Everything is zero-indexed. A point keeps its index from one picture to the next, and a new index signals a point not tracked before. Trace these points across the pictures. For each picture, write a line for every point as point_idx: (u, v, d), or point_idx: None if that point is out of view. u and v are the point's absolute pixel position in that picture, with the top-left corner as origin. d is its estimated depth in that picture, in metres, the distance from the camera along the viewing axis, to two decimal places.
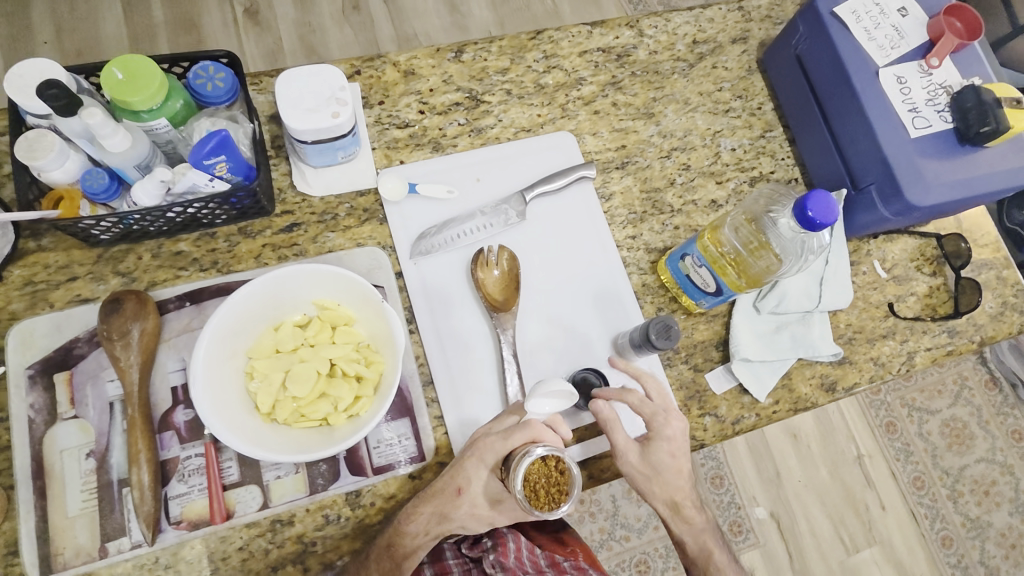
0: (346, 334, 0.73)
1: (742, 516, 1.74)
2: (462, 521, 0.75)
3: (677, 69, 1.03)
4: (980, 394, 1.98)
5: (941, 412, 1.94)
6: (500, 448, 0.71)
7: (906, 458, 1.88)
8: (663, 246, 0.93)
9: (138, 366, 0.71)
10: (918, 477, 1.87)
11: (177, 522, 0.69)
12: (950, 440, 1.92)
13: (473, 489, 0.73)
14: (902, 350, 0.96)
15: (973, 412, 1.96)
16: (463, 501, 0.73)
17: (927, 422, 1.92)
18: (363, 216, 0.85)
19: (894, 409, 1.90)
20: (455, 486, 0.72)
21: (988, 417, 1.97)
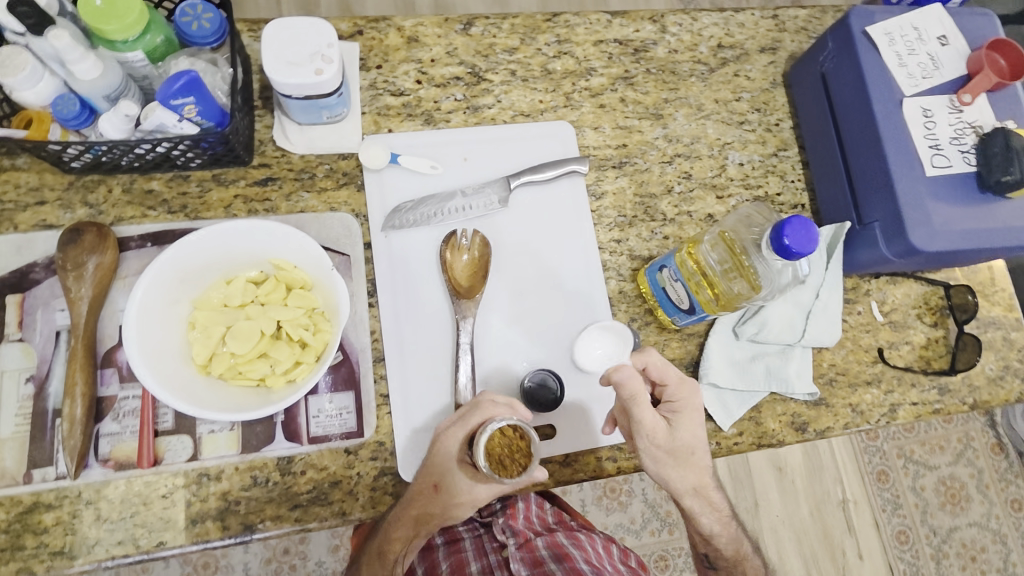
0: (299, 297, 0.71)
1: None
2: (451, 517, 0.71)
3: (696, 72, 0.98)
4: (984, 456, 1.90)
5: (938, 469, 1.87)
6: (458, 436, 0.70)
7: (892, 510, 1.81)
8: (648, 254, 0.89)
9: (87, 299, 0.70)
10: (902, 531, 1.80)
11: (105, 460, 0.69)
12: (944, 498, 1.85)
13: (449, 487, 0.69)
14: (885, 400, 0.90)
15: (973, 474, 1.89)
16: (444, 500, 0.69)
17: (924, 477, 1.85)
18: (341, 180, 0.83)
19: (889, 457, 1.84)
20: (431, 484, 0.69)
21: (988, 481, 1.89)
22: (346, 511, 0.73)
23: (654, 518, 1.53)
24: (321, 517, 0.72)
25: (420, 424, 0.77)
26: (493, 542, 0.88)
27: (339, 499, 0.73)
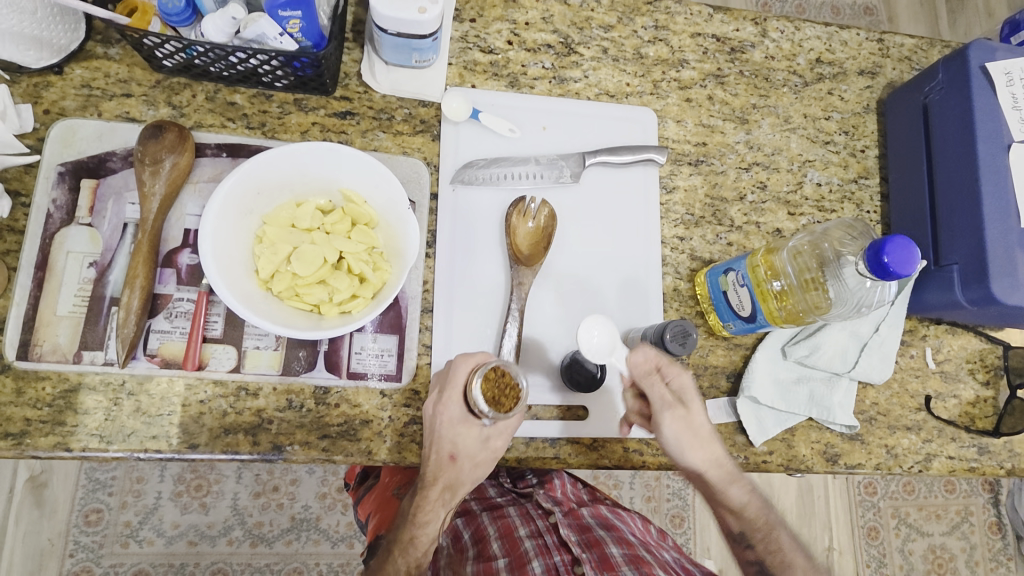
0: (362, 234, 0.71)
1: None
2: (476, 477, 0.73)
3: (789, 83, 0.95)
4: (980, 533, 1.85)
5: (931, 536, 1.82)
6: (450, 407, 0.70)
7: (876, 568, 1.78)
8: (709, 257, 0.87)
9: (160, 197, 0.71)
10: None
11: (151, 355, 0.69)
12: (930, 567, 1.81)
13: (462, 449, 0.71)
14: (921, 449, 0.88)
15: (965, 549, 1.84)
16: (463, 462, 0.72)
17: (914, 542, 1.81)
18: (419, 127, 0.82)
19: (882, 515, 1.80)
20: (446, 454, 0.71)
21: (978, 559, 1.85)
22: (373, 451, 0.73)
23: None
24: (347, 451, 0.72)
25: None
26: (539, 508, 0.86)
27: (368, 438, 0.73)
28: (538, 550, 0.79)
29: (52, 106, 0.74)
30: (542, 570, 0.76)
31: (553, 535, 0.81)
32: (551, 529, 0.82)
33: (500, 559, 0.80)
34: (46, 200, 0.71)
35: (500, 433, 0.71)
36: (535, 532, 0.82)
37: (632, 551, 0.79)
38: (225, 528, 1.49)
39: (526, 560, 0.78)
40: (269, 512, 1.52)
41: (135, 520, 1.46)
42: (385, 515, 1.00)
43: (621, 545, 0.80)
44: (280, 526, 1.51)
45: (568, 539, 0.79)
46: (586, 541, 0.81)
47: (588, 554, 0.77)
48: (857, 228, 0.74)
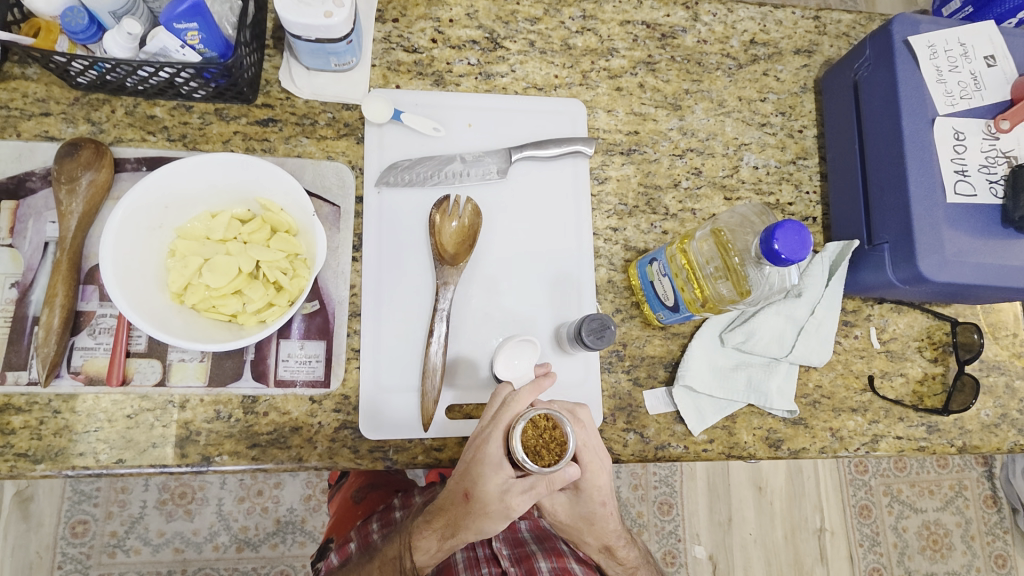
0: (282, 241, 0.70)
1: (679, 549, 1.68)
2: (484, 526, 0.70)
3: (723, 66, 0.94)
4: (974, 507, 1.85)
5: (925, 512, 1.82)
6: (493, 455, 0.68)
7: (870, 546, 1.78)
8: (644, 247, 0.86)
9: (78, 214, 0.71)
10: (876, 569, 1.77)
11: (76, 373, 0.70)
12: (925, 543, 1.81)
13: (480, 493, 0.69)
14: (868, 430, 0.89)
15: (960, 523, 1.84)
16: (476, 507, 0.69)
17: (907, 518, 1.81)
18: (343, 130, 0.82)
19: (875, 493, 1.80)
20: (462, 490, 0.70)
21: (975, 532, 1.84)
22: (303, 457, 0.74)
23: None
24: (278, 459, 0.73)
25: (388, 386, 0.76)
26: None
27: (298, 445, 0.74)
28: (468, 563, 0.85)
29: None
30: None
31: (485, 548, 0.87)
32: (485, 542, 0.88)
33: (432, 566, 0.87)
34: None
35: (518, 493, 0.68)
36: (469, 545, 0.87)
37: (560, 563, 0.83)
38: (211, 534, 1.51)
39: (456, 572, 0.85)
40: (255, 516, 1.53)
41: (121, 530, 1.48)
42: (341, 521, 1.02)
43: (551, 558, 0.83)
44: (266, 529, 1.53)
45: (497, 552, 0.84)
46: (517, 556, 0.84)
47: (515, 569, 0.82)
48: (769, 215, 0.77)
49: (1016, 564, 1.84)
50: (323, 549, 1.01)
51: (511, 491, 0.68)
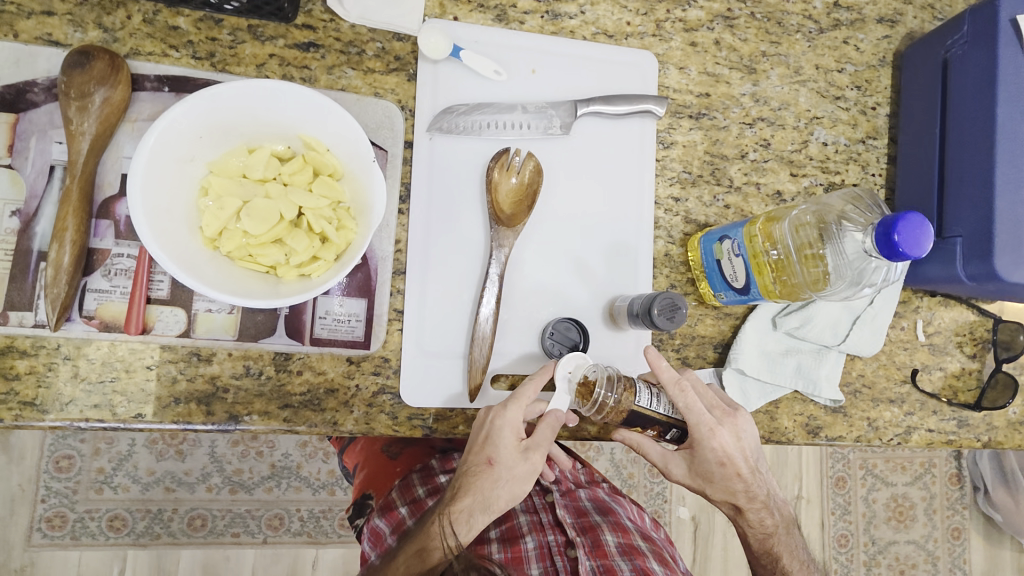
0: (325, 186, 0.63)
1: (664, 510, 1.53)
2: (511, 491, 0.68)
3: (803, 29, 0.86)
4: (939, 484, 1.80)
5: (896, 486, 1.77)
6: (507, 417, 0.67)
7: (840, 514, 1.74)
8: (705, 221, 0.81)
9: (90, 136, 0.62)
10: (843, 535, 1.75)
11: (89, 317, 0.63)
12: (891, 514, 1.77)
13: (503, 455, 0.67)
14: (902, 421, 0.87)
15: (925, 497, 1.80)
16: (501, 472, 0.67)
17: (879, 491, 1.77)
18: (392, 64, 0.73)
19: (851, 466, 1.74)
20: (485, 458, 0.67)
21: (937, 506, 1.80)
22: (338, 421, 0.69)
23: (617, 476, 1.51)
24: (311, 422, 0.68)
25: (433, 351, 0.72)
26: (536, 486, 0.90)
27: (333, 408, 0.69)
28: (532, 526, 0.84)
29: None
30: (534, 546, 0.81)
31: (549, 514, 0.85)
32: (547, 507, 0.87)
33: (495, 530, 0.86)
34: None
35: (537, 445, 0.68)
36: (532, 509, 0.86)
37: (627, 539, 0.82)
38: (203, 475, 1.39)
39: (520, 535, 0.83)
40: (249, 460, 1.41)
41: (108, 467, 1.34)
42: (374, 479, 0.99)
43: (616, 532, 0.82)
44: (260, 473, 1.41)
45: (563, 520, 0.83)
46: (581, 525, 0.83)
47: (582, 538, 0.80)
48: (863, 200, 0.70)
49: (969, 537, 1.84)
50: (362, 504, 1.00)
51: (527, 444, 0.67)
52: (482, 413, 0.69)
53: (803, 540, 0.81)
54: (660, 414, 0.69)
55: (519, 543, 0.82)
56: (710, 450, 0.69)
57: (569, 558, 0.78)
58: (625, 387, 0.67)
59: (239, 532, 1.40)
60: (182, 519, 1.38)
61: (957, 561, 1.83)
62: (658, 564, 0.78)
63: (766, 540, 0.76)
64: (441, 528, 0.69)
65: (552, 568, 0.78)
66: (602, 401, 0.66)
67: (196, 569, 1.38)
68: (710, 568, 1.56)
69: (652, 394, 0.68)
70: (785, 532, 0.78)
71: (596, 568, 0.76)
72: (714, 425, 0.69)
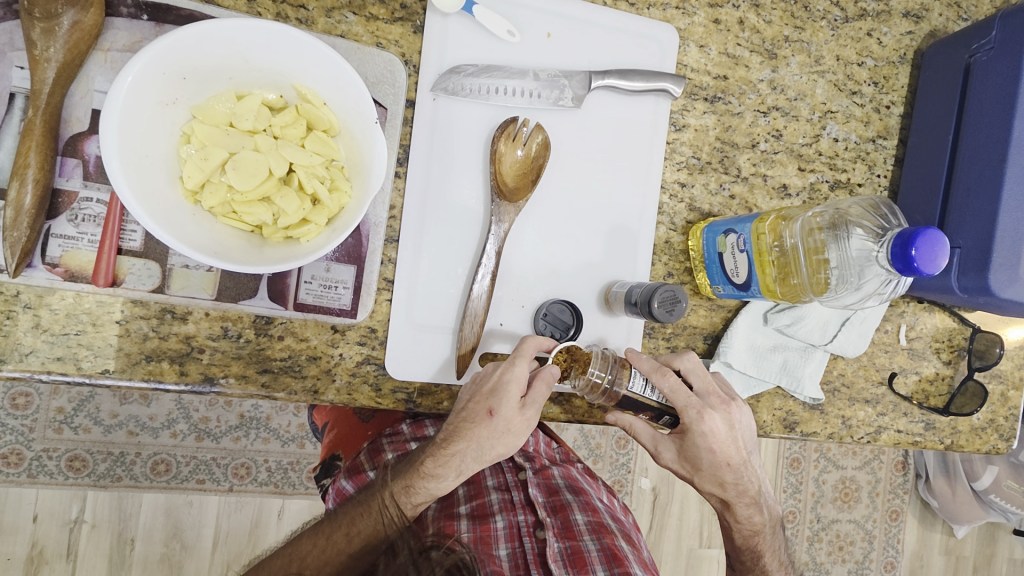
0: (319, 142, 0.59)
1: (627, 479, 1.56)
2: (505, 444, 0.66)
3: (828, 17, 0.83)
4: (886, 469, 1.84)
5: (844, 469, 1.80)
6: (515, 372, 0.64)
7: (791, 492, 1.76)
8: (708, 210, 0.80)
9: (57, 64, 0.55)
10: (791, 512, 1.77)
11: (53, 266, 0.58)
12: (837, 495, 1.80)
13: (505, 408, 0.64)
14: (874, 421, 0.89)
15: (871, 481, 1.83)
16: (498, 425, 0.64)
17: (828, 472, 1.79)
18: (397, 13, 0.67)
19: (807, 448, 1.76)
20: (485, 407, 0.64)
21: (881, 490, 1.84)
22: (319, 390, 0.67)
23: (585, 446, 1.52)
24: (290, 389, 0.66)
25: (422, 324, 0.69)
26: (510, 461, 0.88)
27: (314, 376, 0.67)
28: (502, 506, 0.82)
29: None
30: (504, 526, 0.80)
31: (520, 493, 0.84)
32: (519, 485, 0.85)
33: (462, 506, 0.84)
34: None
35: (537, 403, 0.65)
36: (504, 487, 0.85)
37: (597, 519, 0.82)
38: (168, 421, 1.33)
39: (489, 513, 0.82)
40: (217, 408, 1.35)
41: (69, 407, 1.28)
42: (345, 439, 0.97)
43: (587, 512, 0.82)
44: (227, 422, 1.35)
45: (534, 500, 0.81)
46: (552, 505, 0.82)
47: (552, 519, 0.80)
48: (880, 208, 0.69)
49: (905, 518, 1.88)
50: (329, 464, 0.98)
51: (529, 403, 0.65)
52: (489, 365, 0.67)
53: (784, 541, 0.81)
54: (653, 400, 0.70)
55: (489, 521, 0.81)
56: (698, 433, 0.69)
57: (537, 540, 0.77)
58: (620, 368, 0.70)
59: (204, 479, 1.35)
60: (145, 463, 1.32)
61: (891, 540, 1.87)
62: (625, 544, 0.80)
63: (750, 537, 0.77)
64: (433, 470, 0.66)
65: (520, 549, 0.77)
66: (596, 381, 0.69)
67: (158, 515, 1.34)
68: (664, 536, 1.60)
69: (646, 378, 0.69)
70: (771, 531, 0.78)
71: (564, 550, 0.76)
72: (702, 409, 0.69)
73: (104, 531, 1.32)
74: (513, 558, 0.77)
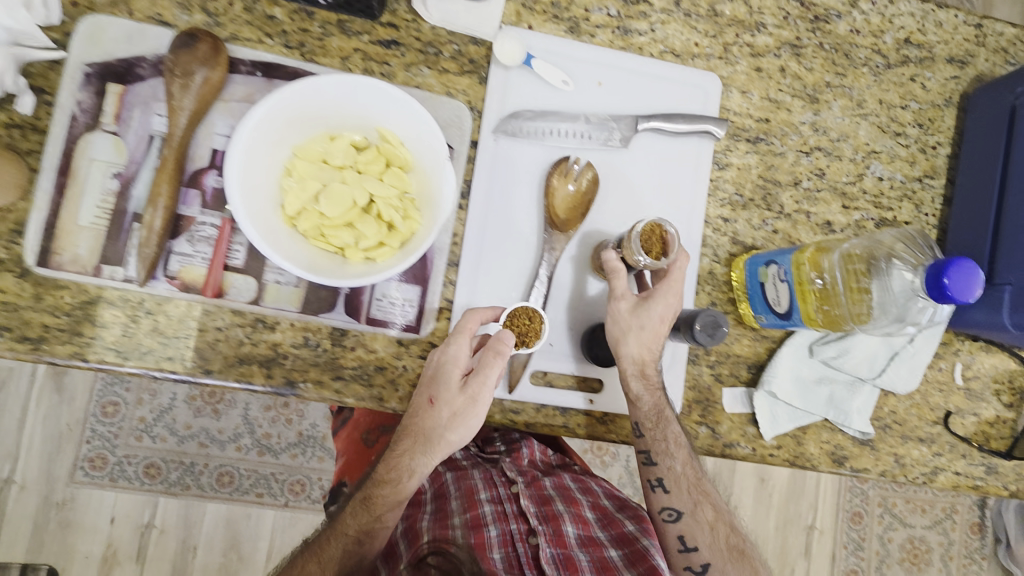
0: (395, 177, 0.68)
1: None
2: (454, 430, 0.70)
3: (870, 63, 0.87)
4: (959, 531, 1.72)
5: (912, 528, 1.69)
6: (449, 353, 0.70)
7: (853, 549, 1.67)
8: (752, 243, 0.83)
9: (188, 112, 0.67)
10: (853, 570, 1.67)
11: (171, 277, 0.69)
12: (904, 556, 1.69)
13: (442, 393, 0.70)
14: (931, 462, 0.87)
15: (943, 543, 1.71)
16: (441, 411, 0.70)
17: (893, 530, 1.68)
18: (465, 66, 0.77)
19: (869, 502, 1.67)
20: (426, 396, 0.71)
21: (955, 554, 1.72)
22: (384, 398, 0.73)
23: (629, 483, 1.51)
24: (359, 395, 0.73)
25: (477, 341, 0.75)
26: (502, 476, 0.91)
27: (380, 385, 0.73)
28: (494, 515, 0.84)
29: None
30: (497, 534, 0.81)
31: (512, 504, 0.85)
32: (511, 497, 0.86)
33: (456, 517, 0.84)
34: (71, 101, 0.68)
35: (478, 381, 0.69)
36: (495, 499, 0.86)
37: (587, 532, 0.84)
38: (235, 435, 1.44)
39: (483, 522, 0.82)
40: (278, 425, 1.45)
41: (150, 416, 1.41)
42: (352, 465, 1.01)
43: (577, 524, 0.84)
44: (287, 439, 1.46)
45: (525, 510, 0.83)
46: (544, 514, 0.83)
47: (545, 527, 0.81)
48: (916, 240, 0.72)
49: None
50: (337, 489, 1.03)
51: (471, 380, 0.69)
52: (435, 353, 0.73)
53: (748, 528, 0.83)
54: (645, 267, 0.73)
55: (482, 530, 0.81)
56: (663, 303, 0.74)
57: (530, 546, 0.79)
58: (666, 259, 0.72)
59: (262, 493, 1.45)
60: (212, 474, 1.43)
61: None
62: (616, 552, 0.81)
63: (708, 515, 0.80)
64: (385, 476, 0.75)
65: (514, 554, 0.79)
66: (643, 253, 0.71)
67: (219, 524, 1.43)
68: None
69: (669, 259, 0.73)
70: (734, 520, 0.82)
71: (556, 557, 0.77)
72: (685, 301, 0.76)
73: (170, 536, 1.42)
74: (507, 563, 0.78)
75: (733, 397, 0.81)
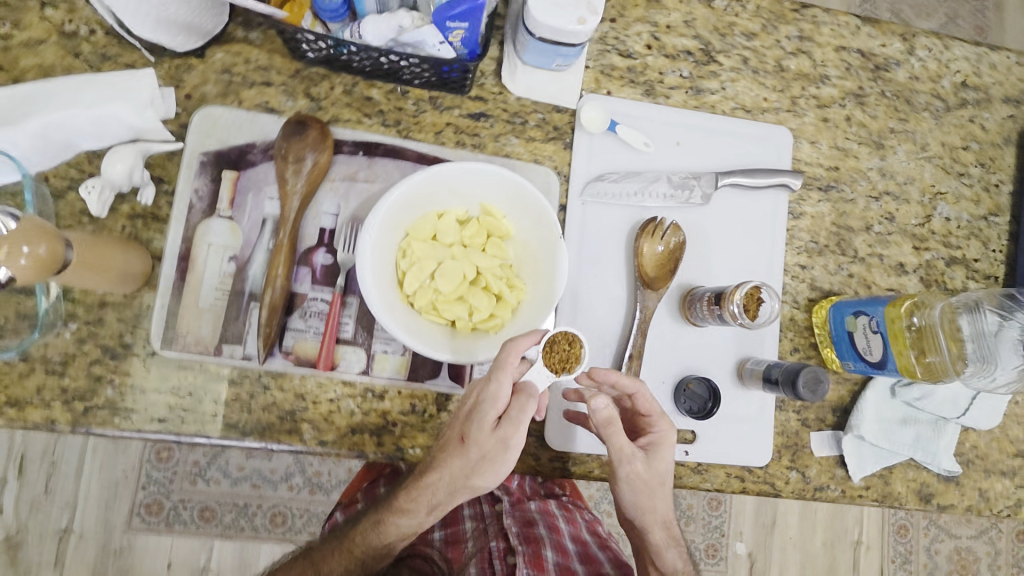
0: (497, 248, 0.71)
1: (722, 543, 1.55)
2: (482, 473, 0.64)
3: (931, 107, 0.90)
4: (1006, 540, 1.72)
5: (958, 539, 1.69)
6: (487, 391, 0.63)
7: (901, 564, 1.66)
8: (829, 288, 0.86)
9: (300, 195, 0.71)
10: None
11: (287, 353, 0.72)
12: (954, 568, 1.69)
13: (475, 433, 0.64)
14: (1013, 494, 0.88)
15: (991, 553, 1.72)
16: (471, 452, 0.64)
17: (941, 542, 1.68)
18: (551, 133, 0.80)
19: (915, 515, 1.68)
20: (459, 433, 0.66)
21: (1003, 564, 1.72)
22: None
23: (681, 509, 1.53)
24: None
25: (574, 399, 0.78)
26: (488, 494, 0.94)
27: None
28: (476, 536, 0.89)
29: (192, 91, 0.72)
30: (476, 550, 0.87)
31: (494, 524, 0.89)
32: (494, 516, 0.91)
33: (438, 530, 0.91)
34: (188, 189, 0.71)
35: (512, 424, 0.62)
36: (477, 517, 0.92)
37: (565, 559, 0.84)
38: (286, 475, 1.40)
39: (462, 539, 0.89)
40: (330, 464, 1.46)
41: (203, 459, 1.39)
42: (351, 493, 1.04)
43: (556, 551, 0.85)
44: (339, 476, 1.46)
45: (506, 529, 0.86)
46: (524, 535, 0.86)
47: (523, 547, 0.83)
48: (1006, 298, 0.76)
49: None
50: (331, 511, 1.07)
51: (504, 423, 0.63)
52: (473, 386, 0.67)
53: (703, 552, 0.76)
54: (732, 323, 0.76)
55: (460, 547, 0.88)
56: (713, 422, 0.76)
57: (506, 565, 0.82)
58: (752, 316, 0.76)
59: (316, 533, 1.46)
60: (265, 514, 1.39)
61: None
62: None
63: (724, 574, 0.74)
64: (397, 505, 0.71)
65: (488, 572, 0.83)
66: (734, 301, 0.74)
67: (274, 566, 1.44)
68: None
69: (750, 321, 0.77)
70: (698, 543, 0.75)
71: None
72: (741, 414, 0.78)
73: None
74: None
75: (823, 442, 0.83)
